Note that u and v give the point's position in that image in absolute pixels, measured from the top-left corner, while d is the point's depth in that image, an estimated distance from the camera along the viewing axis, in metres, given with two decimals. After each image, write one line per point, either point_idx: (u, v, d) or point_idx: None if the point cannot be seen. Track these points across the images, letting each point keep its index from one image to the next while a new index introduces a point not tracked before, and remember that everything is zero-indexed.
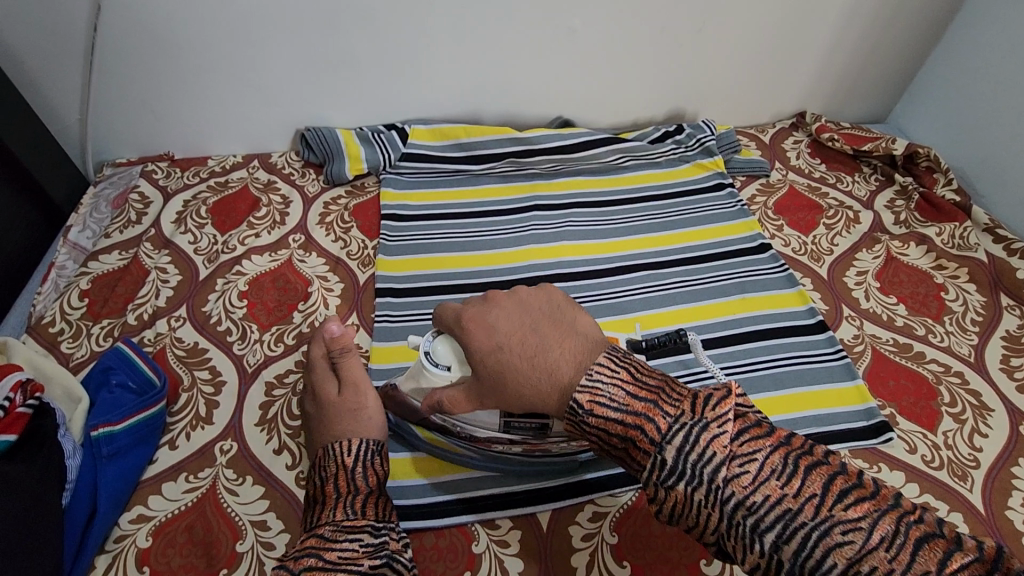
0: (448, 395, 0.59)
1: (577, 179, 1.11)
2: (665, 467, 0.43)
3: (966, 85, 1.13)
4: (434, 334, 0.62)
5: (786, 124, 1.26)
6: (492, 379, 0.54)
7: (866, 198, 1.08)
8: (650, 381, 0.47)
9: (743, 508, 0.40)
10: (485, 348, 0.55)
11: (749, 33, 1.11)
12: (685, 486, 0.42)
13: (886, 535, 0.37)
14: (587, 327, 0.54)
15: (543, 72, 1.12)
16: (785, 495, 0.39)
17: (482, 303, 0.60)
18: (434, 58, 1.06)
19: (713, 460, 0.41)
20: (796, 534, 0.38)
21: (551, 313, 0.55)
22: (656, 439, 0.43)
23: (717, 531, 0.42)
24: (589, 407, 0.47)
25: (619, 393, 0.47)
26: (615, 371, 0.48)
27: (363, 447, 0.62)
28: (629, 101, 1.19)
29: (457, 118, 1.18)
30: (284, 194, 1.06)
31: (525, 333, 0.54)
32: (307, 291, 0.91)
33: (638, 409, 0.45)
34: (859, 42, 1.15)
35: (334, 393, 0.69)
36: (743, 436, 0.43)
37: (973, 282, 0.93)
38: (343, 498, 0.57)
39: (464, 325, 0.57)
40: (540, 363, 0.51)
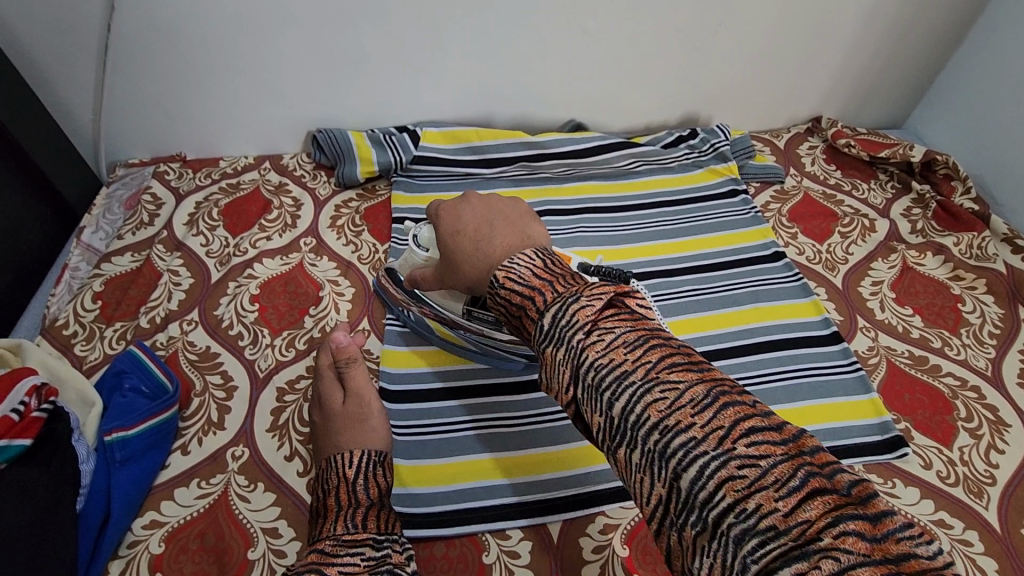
0: (421, 274, 0.71)
1: (589, 183, 1.10)
2: (542, 331, 0.46)
3: (986, 91, 1.11)
4: (423, 222, 0.74)
5: (800, 129, 1.24)
6: (448, 260, 0.61)
7: (882, 206, 1.07)
8: (558, 269, 0.50)
9: (592, 372, 0.42)
10: (449, 232, 0.60)
11: (764, 37, 1.09)
12: (552, 348, 0.45)
13: (783, 476, 0.35)
14: (539, 234, 0.57)
15: (556, 75, 1.11)
16: (627, 364, 0.41)
17: (460, 198, 0.64)
18: (446, 60, 1.06)
19: (630, 383, 0.41)
20: (693, 464, 0.37)
21: (515, 215, 0.59)
22: (540, 309, 0.47)
23: (573, 393, 0.44)
24: (501, 280, 0.51)
25: (527, 272, 0.50)
26: (533, 259, 0.52)
27: (363, 458, 0.64)
28: (643, 104, 1.18)
29: (468, 120, 1.17)
30: (295, 197, 1.06)
31: (481, 225, 0.58)
32: (318, 295, 0.91)
33: (535, 284, 0.49)
34: (877, 46, 1.14)
35: (339, 402, 0.70)
36: (670, 367, 0.41)
37: (991, 294, 0.92)
38: (344, 511, 0.58)
39: (440, 213, 0.63)
40: (484, 249, 0.56)
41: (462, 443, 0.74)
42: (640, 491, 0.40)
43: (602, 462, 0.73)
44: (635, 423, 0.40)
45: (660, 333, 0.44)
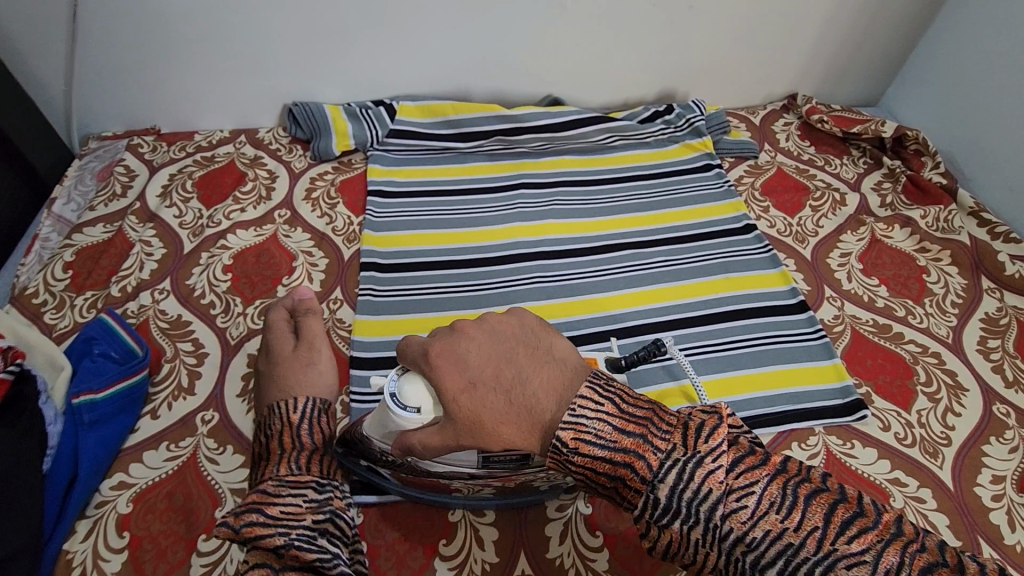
0: (420, 439, 0.50)
1: (565, 158, 1.11)
2: (658, 505, 0.42)
3: (958, 67, 1.12)
4: (399, 371, 0.53)
5: (777, 106, 1.25)
6: (466, 425, 0.47)
7: (854, 180, 1.08)
8: (636, 410, 0.44)
9: (743, 545, 0.40)
10: (457, 386, 0.47)
11: (741, 13, 1.10)
12: (681, 524, 0.41)
13: (891, 565, 0.37)
14: (566, 355, 0.49)
15: (532, 50, 1.11)
16: (790, 533, 0.39)
17: (449, 329, 0.51)
18: (422, 33, 1.05)
19: (807, 563, 0.38)
20: (799, 570, 0.38)
21: (526, 338, 0.50)
22: (648, 478, 0.42)
23: (713, 565, 0.42)
24: (574, 446, 0.43)
25: (605, 427, 0.43)
26: (601, 402, 0.44)
27: (308, 405, 0.65)
28: (620, 80, 1.18)
29: (445, 95, 1.17)
30: (270, 170, 1.06)
31: (500, 366, 0.48)
32: (291, 266, 0.91)
33: (626, 445, 0.43)
34: (854, 22, 1.14)
35: (288, 348, 0.72)
36: (843, 530, 0.39)
37: (956, 265, 0.94)
38: (287, 454, 0.59)
39: (431, 356, 0.49)
40: (518, 396, 0.46)
41: None
42: None
43: None
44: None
45: (796, 471, 0.42)
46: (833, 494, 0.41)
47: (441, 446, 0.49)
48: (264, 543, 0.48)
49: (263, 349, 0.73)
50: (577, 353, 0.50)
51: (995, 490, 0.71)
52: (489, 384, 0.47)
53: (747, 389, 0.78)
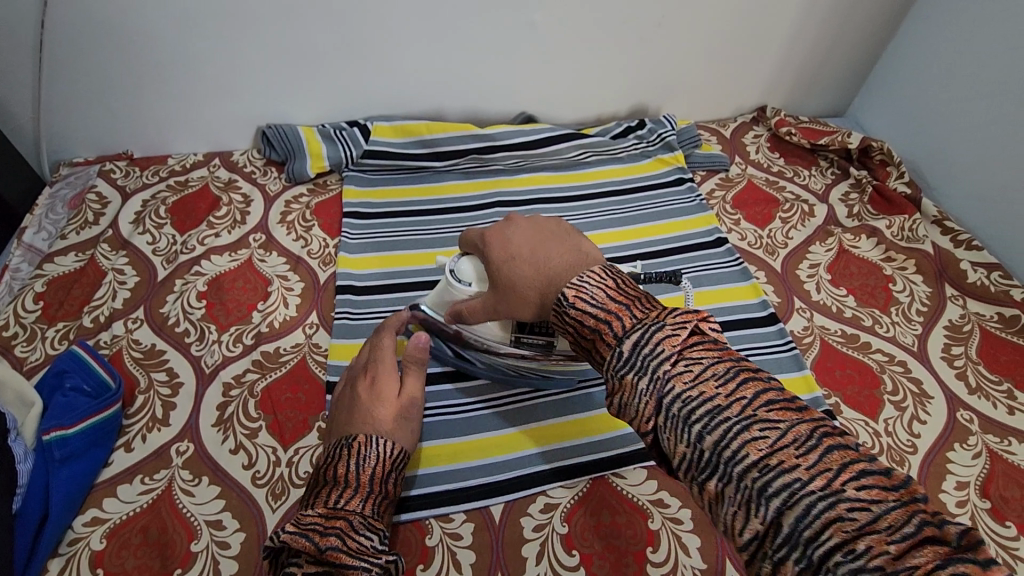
0: (467, 306, 0.69)
1: (540, 174, 1.12)
2: (621, 357, 0.50)
3: (919, 79, 1.15)
4: (460, 256, 0.73)
5: (747, 118, 1.27)
6: (503, 288, 0.65)
7: (822, 191, 1.10)
8: (631, 291, 0.55)
9: (678, 400, 0.46)
10: (500, 257, 0.65)
11: (708, 30, 1.12)
12: (635, 377, 0.49)
13: (802, 435, 0.42)
14: (590, 248, 0.65)
15: (504, 68, 1.12)
16: (720, 398, 0.45)
17: (502, 223, 0.70)
18: (394, 54, 1.06)
19: (727, 419, 0.44)
20: (720, 426, 0.44)
21: (561, 232, 0.67)
22: (619, 334, 0.52)
23: (654, 421, 0.47)
24: (573, 300, 0.56)
25: (600, 293, 0.55)
26: (604, 278, 0.57)
27: (398, 454, 0.66)
28: (593, 97, 1.20)
29: (420, 115, 1.17)
30: (245, 193, 1.06)
31: (535, 246, 0.64)
32: (267, 291, 0.91)
33: (611, 308, 0.54)
34: (817, 36, 1.17)
35: (392, 392, 0.69)
36: (767, 406, 0.45)
37: (920, 274, 0.96)
38: (372, 492, 0.62)
39: (488, 240, 0.68)
40: (543, 267, 0.62)
41: None
42: (733, 524, 0.43)
43: (544, 443, 0.75)
44: (733, 459, 0.42)
45: (747, 366, 0.48)
46: (773, 390, 0.46)
47: (480, 311, 0.68)
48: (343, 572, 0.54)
49: (352, 371, 0.73)
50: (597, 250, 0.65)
51: (960, 497, 0.73)
52: (522, 258, 0.63)
53: None
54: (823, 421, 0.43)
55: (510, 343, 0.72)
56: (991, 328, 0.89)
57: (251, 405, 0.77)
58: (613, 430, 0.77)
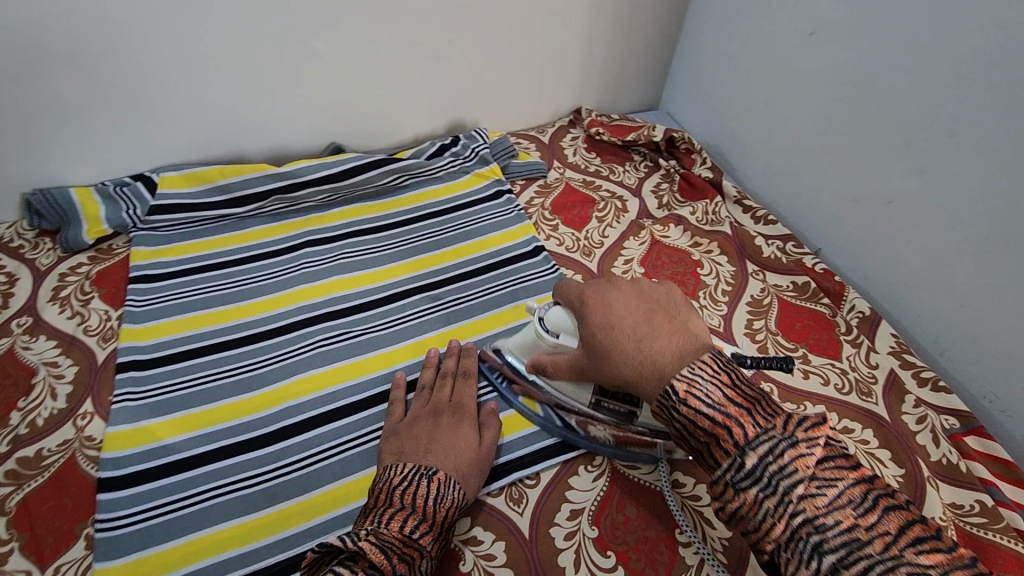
0: (550, 361, 0.71)
1: (353, 207, 1.08)
2: (741, 469, 0.50)
3: (707, 68, 1.21)
4: (551, 303, 0.73)
5: (563, 122, 1.29)
6: (599, 351, 0.63)
7: (635, 185, 1.14)
8: (750, 395, 0.53)
9: (811, 526, 0.47)
10: (600, 323, 0.64)
11: (503, 41, 1.12)
12: (758, 491, 0.49)
13: None
14: (696, 333, 0.62)
15: (297, 100, 1.06)
16: (860, 530, 0.46)
17: (604, 284, 0.69)
18: (166, 99, 0.97)
19: (870, 556, 0.45)
20: (861, 560, 0.45)
21: (667, 306, 0.65)
22: (741, 443, 0.50)
23: (777, 542, 0.48)
24: (683, 395, 0.54)
25: (715, 392, 0.54)
26: (715, 371, 0.55)
27: (460, 504, 0.65)
28: (403, 118, 1.17)
29: (216, 159, 1.09)
30: (8, 273, 0.92)
31: (638, 320, 0.63)
32: (30, 384, 0.79)
33: (729, 412, 0.52)
34: (612, 37, 1.21)
35: (470, 441, 0.71)
36: (912, 545, 0.45)
37: (724, 254, 1.00)
38: (435, 537, 0.61)
39: (587, 301, 0.67)
40: (646, 347, 0.60)
41: (198, 516, 0.70)
42: None
43: (353, 501, 0.73)
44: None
45: (881, 489, 0.49)
46: (910, 521, 0.47)
47: (572, 368, 0.68)
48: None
49: (428, 409, 0.74)
50: (706, 336, 0.62)
51: None
52: (625, 329, 0.62)
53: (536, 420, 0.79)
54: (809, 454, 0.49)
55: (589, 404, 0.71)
56: (788, 298, 0.95)
57: (3, 524, 0.67)
58: None
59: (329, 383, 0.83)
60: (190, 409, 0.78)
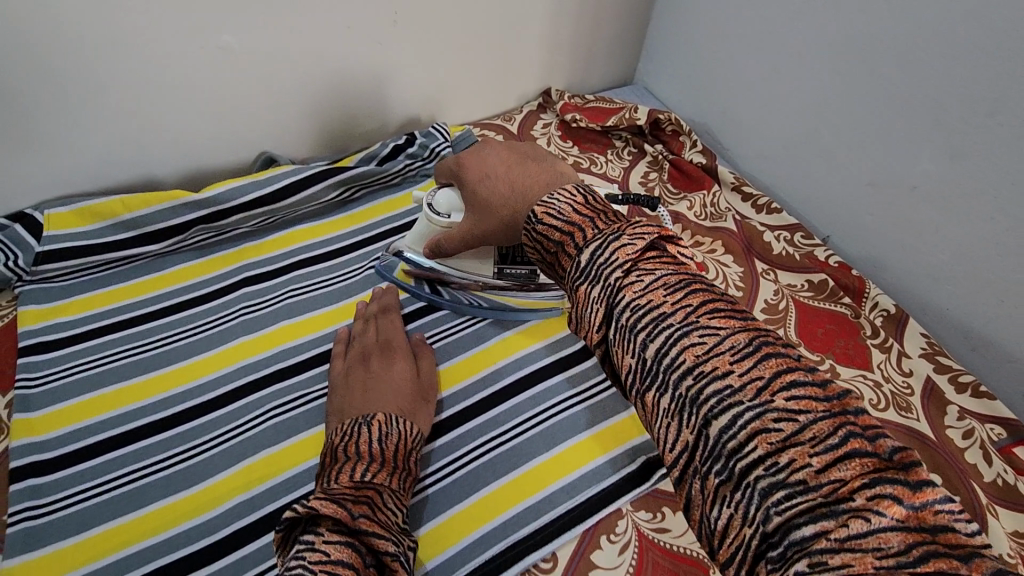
0: (444, 236, 0.70)
1: (297, 230, 0.91)
2: (579, 267, 0.45)
3: (690, 37, 1.07)
4: (435, 189, 0.73)
5: (532, 106, 1.13)
6: (479, 205, 0.64)
7: (621, 177, 1.01)
8: (600, 205, 0.50)
9: (626, 309, 0.42)
10: (477, 180, 0.64)
11: (457, 18, 0.95)
12: (587, 287, 0.44)
13: (743, 349, 0.38)
14: (566, 170, 0.60)
15: (214, 107, 0.87)
16: (666, 306, 0.41)
17: (477, 149, 0.68)
18: (38, 119, 0.77)
19: (668, 327, 0.40)
20: (662, 334, 0.40)
21: (538, 155, 0.64)
22: (580, 245, 0.47)
23: (603, 332, 0.44)
24: (540, 216, 0.50)
25: (567, 207, 0.50)
26: (573, 195, 0.51)
27: (411, 438, 0.66)
28: (348, 117, 0.99)
29: (121, 186, 0.89)
30: None
31: (511, 166, 0.62)
32: None
33: (575, 221, 0.48)
34: (581, 6, 1.05)
35: (407, 372, 0.72)
36: (712, 315, 0.40)
37: (729, 253, 0.89)
38: (394, 475, 0.61)
39: (463, 165, 0.67)
40: (516, 183, 0.59)
41: None
42: (665, 437, 0.39)
43: None
44: (669, 365, 0.39)
45: (703, 280, 0.43)
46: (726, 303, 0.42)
47: (460, 235, 0.68)
48: (374, 543, 0.51)
49: (358, 352, 0.74)
50: (576, 173, 0.60)
51: None
52: (500, 177, 0.61)
53: (548, 480, 0.69)
54: (633, 239, 0.45)
55: (492, 276, 0.77)
56: (804, 300, 0.84)
57: None
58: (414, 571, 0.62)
59: (290, 464, 0.68)
60: (116, 521, 0.63)
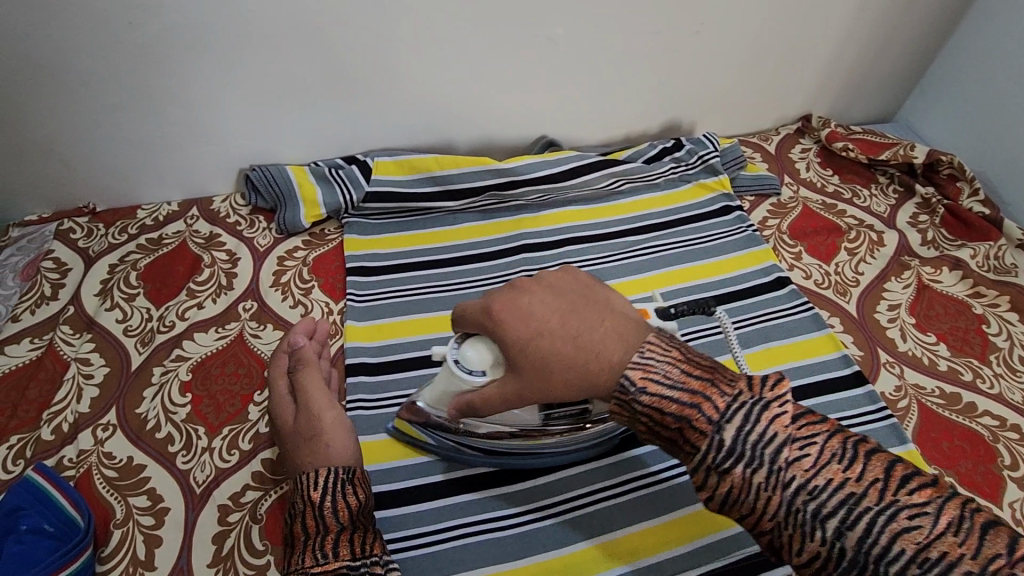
0: (480, 395, 0.59)
1: (567, 211, 0.98)
2: (722, 447, 0.45)
3: (986, 81, 1.02)
4: (458, 340, 0.60)
5: (790, 130, 1.14)
6: (530, 369, 0.54)
7: (887, 214, 0.98)
8: (701, 362, 0.50)
9: (805, 493, 0.43)
10: (526, 335, 0.54)
11: (751, 35, 0.98)
12: (744, 469, 0.44)
13: (952, 518, 0.40)
14: (620, 303, 0.57)
15: (523, 91, 0.97)
16: (852, 484, 0.42)
17: (508, 288, 0.57)
18: (393, 83, 0.90)
19: (867, 510, 0.41)
20: (862, 517, 0.41)
21: (586, 290, 0.57)
22: (714, 418, 0.46)
23: (777, 519, 0.44)
24: (641, 382, 0.49)
25: (673, 370, 0.49)
26: (667, 349, 0.51)
27: (329, 478, 0.57)
28: (621, 116, 1.06)
29: (427, 148, 1.02)
30: (230, 250, 0.90)
31: (566, 317, 0.54)
32: (263, 378, 0.76)
33: (694, 387, 0.48)
34: (870, 35, 1.04)
35: (291, 418, 0.65)
36: (903, 485, 0.42)
37: (1015, 311, 0.85)
38: (310, 541, 0.53)
39: (498, 315, 0.55)
40: (587, 344, 0.52)
41: (451, 558, 0.65)
42: None
43: (620, 563, 0.66)
44: (881, 556, 0.40)
45: (852, 434, 0.46)
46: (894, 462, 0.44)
47: (501, 398, 0.57)
48: None
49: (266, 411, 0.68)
50: (633, 309, 0.57)
51: None
52: (558, 333, 0.53)
53: None
54: (848, 430, 0.46)
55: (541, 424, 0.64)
56: None
57: (255, 534, 0.64)
58: (699, 539, 0.68)
59: None
60: None
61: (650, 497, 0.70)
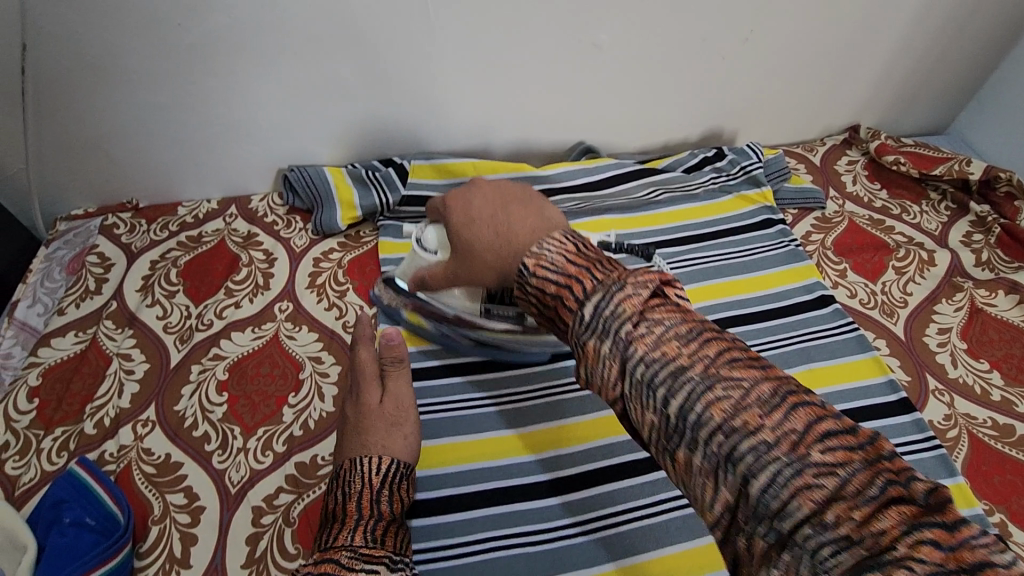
0: (431, 274, 0.70)
1: (602, 218, 0.94)
2: (583, 321, 0.44)
3: None
4: (427, 225, 0.72)
5: (837, 140, 1.10)
6: (461, 251, 0.61)
7: (939, 232, 0.94)
8: (591, 253, 0.49)
9: (642, 365, 0.41)
10: (461, 223, 0.61)
11: (802, 43, 0.95)
12: (597, 340, 0.44)
13: (771, 403, 0.37)
14: (555, 213, 0.58)
15: (565, 97, 0.96)
16: (683, 359, 0.40)
17: (463, 186, 0.65)
18: (435, 87, 0.90)
19: (690, 379, 0.39)
20: (684, 389, 0.39)
21: (523, 195, 0.59)
22: (580, 297, 0.45)
23: (620, 388, 0.43)
24: (532, 268, 0.49)
25: (559, 258, 0.48)
26: (563, 242, 0.50)
27: (393, 467, 0.61)
28: (662, 124, 1.04)
29: (465, 151, 1.01)
30: (267, 250, 0.91)
31: (496, 211, 0.58)
32: (298, 379, 0.77)
33: (571, 272, 0.47)
34: (928, 45, 0.99)
35: (375, 401, 0.67)
36: (730, 364, 0.40)
37: None
38: (363, 521, 0.56)
39: (449, 204, 0.64)
40: (503, 233, 0.56)
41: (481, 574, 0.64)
42: (703, 496, 0.39)
43: None
44: (698, 424, 0.38)
45: (712, 327, 0.43)
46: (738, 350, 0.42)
47: (443, 274, 0.68)
48: None
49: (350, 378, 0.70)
50: (564, 220, 0.57)
51: None
52: (485, 222, 0.58)
53: None
54: (702, 320, 0.44)
55: (481, 315, 0.75)
56: None
57: (287, 538, 0.65)
58: None
59: (601, 434, 0.74)
60: (458, 437, 0.73)
61: (685, 520, 0.69)
